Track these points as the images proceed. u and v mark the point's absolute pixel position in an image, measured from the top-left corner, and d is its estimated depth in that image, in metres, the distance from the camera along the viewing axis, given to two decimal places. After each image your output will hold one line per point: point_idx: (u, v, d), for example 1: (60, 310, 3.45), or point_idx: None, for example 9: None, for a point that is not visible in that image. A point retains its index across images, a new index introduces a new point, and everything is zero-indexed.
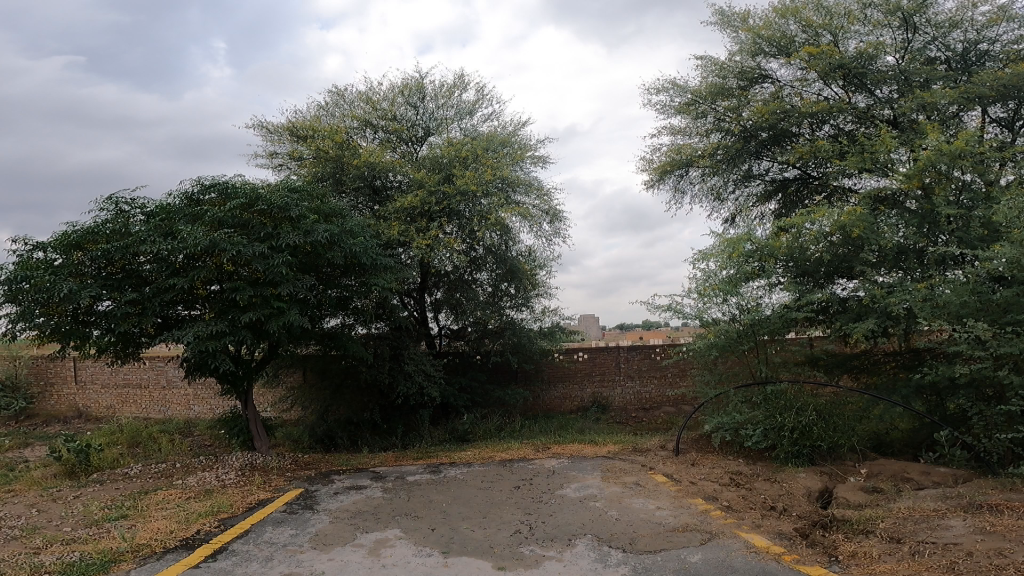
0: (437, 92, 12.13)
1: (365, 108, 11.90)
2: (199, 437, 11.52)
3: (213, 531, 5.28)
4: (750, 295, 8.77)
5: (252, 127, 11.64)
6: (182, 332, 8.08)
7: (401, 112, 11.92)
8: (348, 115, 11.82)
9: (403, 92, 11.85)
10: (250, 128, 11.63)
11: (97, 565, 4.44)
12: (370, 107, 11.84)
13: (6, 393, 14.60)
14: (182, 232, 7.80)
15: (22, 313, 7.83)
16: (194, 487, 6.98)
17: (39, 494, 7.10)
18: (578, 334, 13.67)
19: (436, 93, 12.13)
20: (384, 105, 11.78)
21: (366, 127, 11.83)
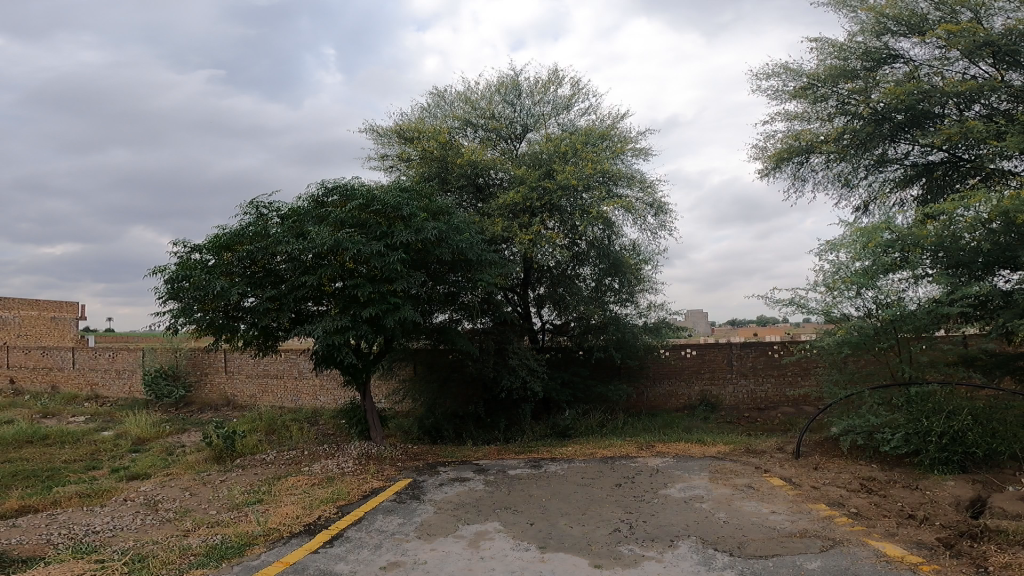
0: (532, 88, 12.16)
1: (465, 108, 12.20)
2: (326, 426, 12.27)
3: (332, 518, 5.62)
4: (891, 288, 8.10)
5: (364, 132, 12.25)
6: (311, 327, 8.67)
7: (500, 110, 12.09)
8: (449, 116, 12.16)
9: (500, 90, 12.05)
10: (362, 133, 12.24)
11: (236, 547, 4.84)
12: (470, 106, 12.12)
13: (169, 381, 16.29)
14: (311, 232, 8.38)
15: (183, 309, 8.77)
16: (318, 474, 7.46)
17: (191, 478, 7.87)
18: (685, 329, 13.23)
19: (532, 89, 12.18)
20: (483, 104, 12.04)
21: (466, 126, 12.12)
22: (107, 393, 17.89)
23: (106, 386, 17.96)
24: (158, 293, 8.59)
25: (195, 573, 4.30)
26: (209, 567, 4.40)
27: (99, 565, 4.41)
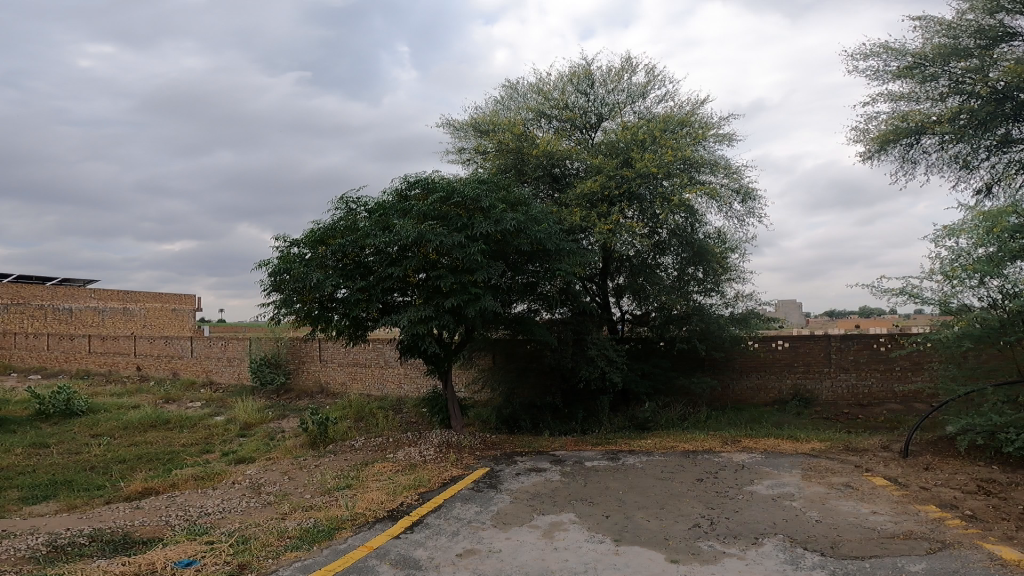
0: (606, 77, 11.94)
1: (538, 99, 12.17)
2: (411, 414, 12.62)
3: (413, 504, 5.80)
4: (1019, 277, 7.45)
5: (441, 126, 12.50)
6: (397, 317, 8.95)
7: (572, 100, 11.96)
8: (523, 107, 12.15)
9: (572, 80, 11.84)
10: (439, 128, 12.49)
11: (326, 530, 5.08)
12: (543, 97, 12.07)
13: (271, 369, 17.29)
14: (396, 225, 8.61)
15: (285, 300, 9.40)
16: (401, 461, 7.72)
17: (289, 463, 8.32)
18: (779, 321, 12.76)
19: (605, 78, 11.95)
20: (555, 94, 11.93)
21: (540, 117, 12.04)
22: (218, 379, 19.17)
23: (218, 372, 19.28)
24: (263, 285, 9.25)
25: (289, 554, 4.53)
26: (302, 550, 4.62)
27: (208, 546, 4.68)
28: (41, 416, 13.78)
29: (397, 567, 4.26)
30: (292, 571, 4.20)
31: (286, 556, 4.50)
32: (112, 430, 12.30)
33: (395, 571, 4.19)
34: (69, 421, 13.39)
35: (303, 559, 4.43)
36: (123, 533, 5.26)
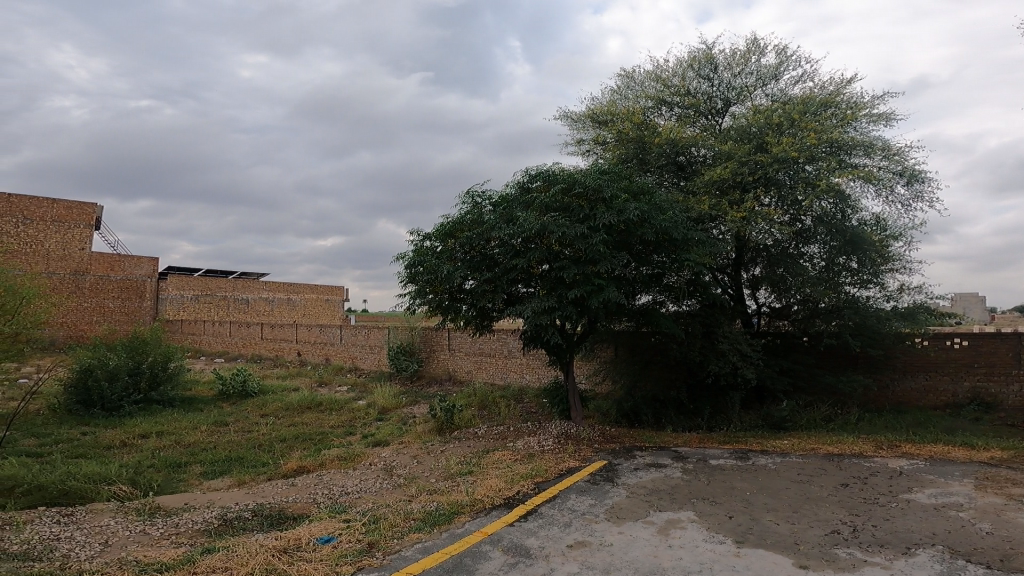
0: (730, 60, 11.42)
1: (656, 87, 11.87)
2: (531, 404, 12.77)
3: (529, 493, 5.90)
4: None
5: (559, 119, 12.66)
6: (522, 307, 9.07)
7: (694, 86, 11.55)
8: (642, 96, 11.88)
9: (693, 65, 11.48)
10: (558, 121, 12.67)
11: (446, 514, 5.28)
12: (662, 85, 11.77)
13: (406, 356, 18.26)
14: (519, 218, 8.72)
15: (419, 291, 9.92)
16: (520, 450, 7.87)
17: (419, 447, 8.75)
18: (956, 317, 11.32)
19: (729, 61, 11.43)
20: (675, 81, 11.61)
21: (661, 105, 11.73)
22: (363, 366, 20.52)
23: (361, 359, 20.63)
24: (400, 277, 9.83)
25: (412, 536, 4.77)
26: (424, 532, 4.85)
27: (345, 524, 5.04)
28: (223, 397, 15.53)
29: (509, 555, 4.36)
30: (413, 552, 4.43)
31: (409, 537, 4.75)
32: (276, 411, 13.58)
33: (506, 558, 4.30)
34: (244, 402, 14.90)
35: (423, 541, 4.65)
36: (278, 509, 5.79)
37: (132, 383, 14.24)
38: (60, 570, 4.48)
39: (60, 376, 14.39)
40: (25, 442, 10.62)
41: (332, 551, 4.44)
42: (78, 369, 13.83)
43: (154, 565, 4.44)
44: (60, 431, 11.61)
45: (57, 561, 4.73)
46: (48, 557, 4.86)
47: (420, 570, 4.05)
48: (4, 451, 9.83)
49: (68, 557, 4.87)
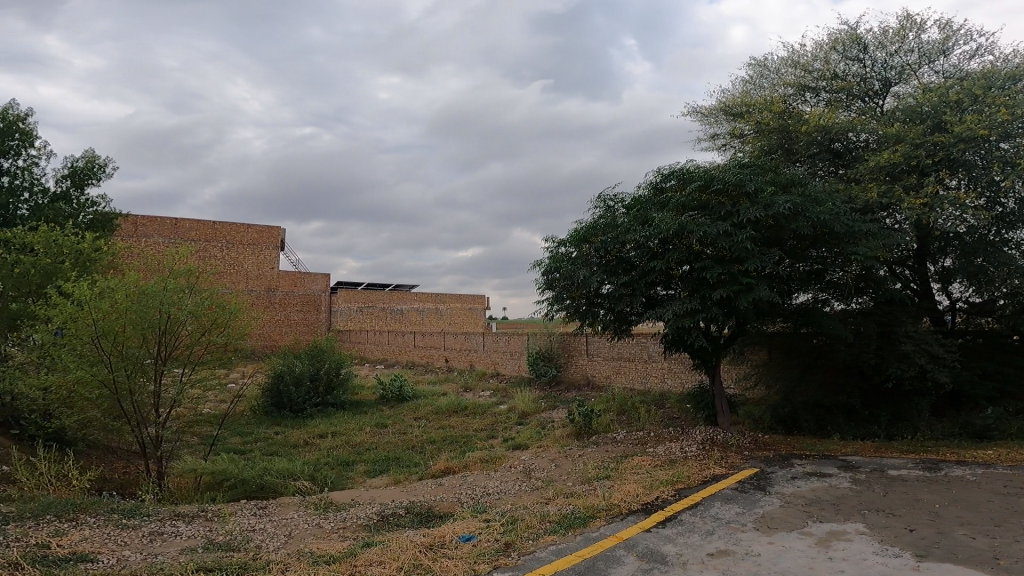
0: (883, 39, 10.44)
1: (795, 74, 11.35)
2: (672, 409, 12.37)
3: (669, 499, 5.73)
4: None
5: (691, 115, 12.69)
6: (662, 310, 8.75)
7: (842, 69, 10.78)
8: (781, 84, 11.32)
9: (836, 47, 10.75)
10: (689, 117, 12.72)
11: (581, 518, 5.25)
12: (802, 71, 11.18)
13: (544, 362, 18.45)
14: (655, 219, 8.48)
15: (556, 297, 10.06)
16: (661, 455, 7.67)
17: (557, 451, 8.80)
18: None
19: (882, 39, 10.45)
20: (816, 66, 11.01)
21: (804, 92, 11.08)
22: (504, 371, 21.01)
23: (503, 364, 21.13)
24: (538, 283, 10.01)
25: (547, 537, 4.81)
26: (558, 534, 4.87)
27: (485, 524, 5.19)
28: (385, 400, 16.63)
29: (643, 560, 4.27)
30: (547, 553, 4.47)
31: (544, 538, 4.79)
32: (427, 414, 14.30)
33: (640, 563, 4.21)
34: (401, 405, 15.82)
35: (558, 543, 4.67)
36: (427, 507, 6.09)
37: (313, 387, 15.66)
38: (250, 559, 5.00)
39: (258, 382, 16.23)
40: (229, 440, 12.09)
41: (472, 549, 4.59)
42: (272, 375, 15.54)
43: (323, 557, 4.83)
44: (257, 431, 13.07)
45: (250, 551, 5.29)
46: (244, 547, 5.45)
47: (553, 571, 4.09)
48: (213, 448, 11.26)
49: (257, 547, 5.43)
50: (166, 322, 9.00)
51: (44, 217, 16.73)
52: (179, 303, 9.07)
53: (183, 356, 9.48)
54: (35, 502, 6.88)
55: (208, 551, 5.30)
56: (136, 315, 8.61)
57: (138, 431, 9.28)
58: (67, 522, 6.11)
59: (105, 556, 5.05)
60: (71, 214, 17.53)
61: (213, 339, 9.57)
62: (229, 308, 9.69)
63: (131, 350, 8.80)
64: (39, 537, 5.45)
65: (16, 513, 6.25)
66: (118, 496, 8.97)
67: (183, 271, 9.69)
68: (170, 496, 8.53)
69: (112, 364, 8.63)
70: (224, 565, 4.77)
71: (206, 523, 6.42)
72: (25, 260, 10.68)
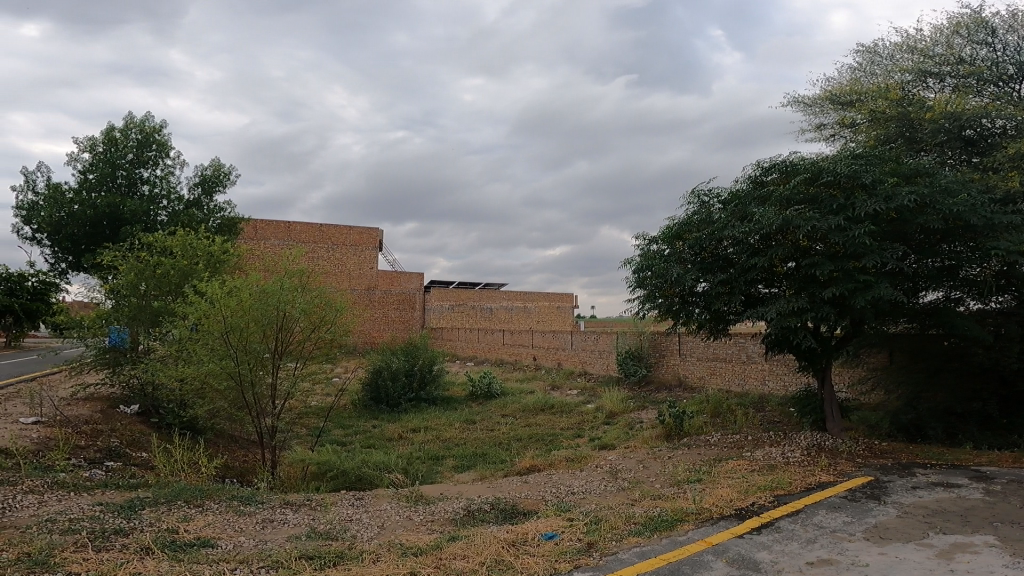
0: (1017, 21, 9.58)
1: (912, 60, 10.54)
2: (772, 412, 11.74)
3: (767, 506, 5.42)
4: None
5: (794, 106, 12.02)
6: (764, 309, 8.34)
7: (968, 53, 9.99)
8: (897, 70, 10.46)
9: (959, 31, 9.99)
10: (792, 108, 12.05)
11: (668, 521, 5.05)
12: (921, 56, 10.36)
13: (634, 361, 18.05)
14: (756, 214, 8.07)
15: (648, 295, 9.74)
16: (760, 460, 7.29)
17: (646, 452, 8.56)
18: None
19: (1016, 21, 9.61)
20: (937, 50, 10.20)
21: (925, 78, 10.24)
22: (593, 370, 20.77)
23: (591, 363, 20.88)
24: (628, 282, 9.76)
25: (631, 539, 4.66)
26: (643, 536, 4.71)
27: (568, 522, 5.10)
28: (473, 397, 16.83)
29: (733, 566, 4.05)
30: (630, 555, 4.33)
31: (628, 540, 4.65)
32: (515, 411, 14.35)
33: (730, 569, 4.00)
34: (489, 402, 15.97)
35: (642, 545, 4.52)
36: (511, 503, 6.07)
37: (407, 383, 16.10)
38: (346, 548, 5.15)
39: (359, 377, 16.88)
40: (333, 432, 12.64)
41: (554, 547, 4.52)
42: (370, 371, 16.12)
43: (411, 549, 4.90)
44: (357, 424, 13.59)
45: (345, 541, 5.45)
46: (342, 536, 5.64)
47: None
48: (320, 439, 11.85)
49: (354, 537, 5.60)
50: (281, 319, 9.50)
51: (181, 222, 18.24)
52: (293, 301, 9.54)
53: (296, 351, 10.00)
54: (167, 488, 7.45)
55: (310, 539, 5.52)
56: (258, 313, 9.15)
57: (257, 422, 9.91)
58: (193, 507, 6.56)
59: (223, 542, 5.36)
60: (203, 219, 18.96)
61: (322, 334, 10.10)
62: (335, 305, 10.19)
63: (253, 345, 9.36)
64: (169, 521, 5.87)
65: (152, 498, 6.78)
66: (235, 482, 9.59)
67: (297, 270, 10.20)
68: (282, 485, 8.80)
69: (237, 358, 9.23)
70: (323, 553, 4.93)
71: (310, 512, 6.70)
72: (165, 260, 11.47)
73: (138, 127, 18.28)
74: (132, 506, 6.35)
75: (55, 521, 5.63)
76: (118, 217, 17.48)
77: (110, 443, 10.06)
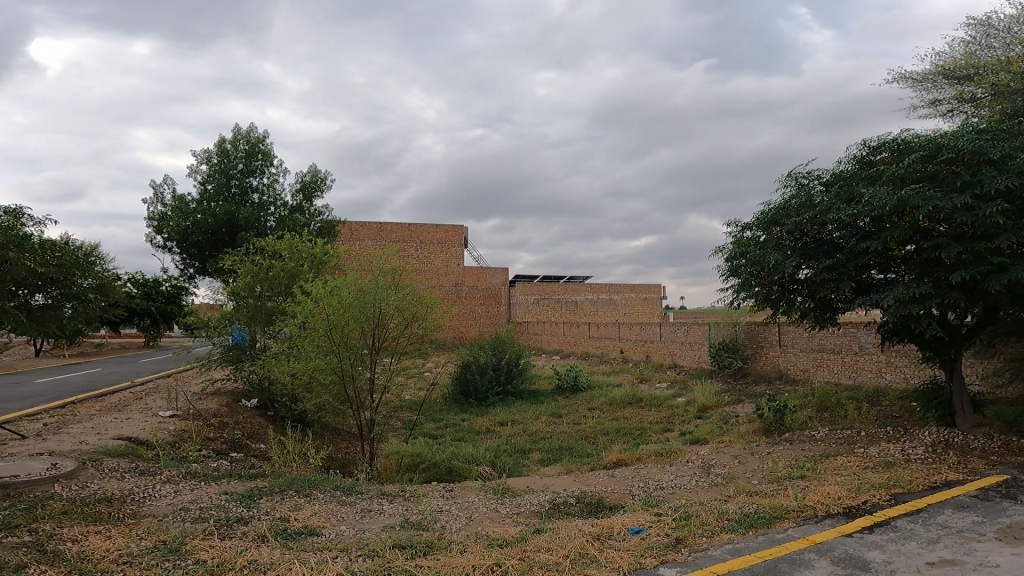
0: None
1: None
2: (890, 407, 10.59)
3: (881, 504, 5.01)
4: None
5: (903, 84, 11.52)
6: (880, 296, 7.65)
7: None
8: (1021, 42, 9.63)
9: None
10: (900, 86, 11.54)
11: (766, 518, 4.74)
12: None
13: (730, 353, 17.31)
14: (866, 194, 7.50)
15: (742, 284, 9.29)
16: (875, 457, 6.76)
17: (743, 447, 8.16)
18: None
19: None
20: None
21: None
22: (683, 362, 20.14)
23: (682, 356, 20.25)
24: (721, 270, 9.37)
25: (723, 535, 4.41)
26: (737, 533, 4.44)
27: (657, 517, 4.90)
28: (560, 391, 16.71)
29: (839, 565, 3.75)
30: (722, 552, 4.09)
31: (720, 537, 4.40)
32: (602, 405, 14.12)
33: (835, 568, 3.70)
34: (576, 396, 15.80)
35: (736, 542, 4.26)
36: (597, 497, 5.91)
37: (494, 376, 16.20)
38: (436, 538, 5.18)
39: (448, 370, 17.13)
40: (425, 425, 12.90)
41: (640, 542, 4.34)
42: (459, 365, 16.35)
43: (497, 541, 4.86)
44: (448, 417, 13.82)
45: (434, 532, 5.48)
46: (432, 527, 5.68)
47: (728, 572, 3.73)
48: (414, 432, 12.14)
49: (443, 528, 5.62)
50: (378, 316, 9.74)
51: (286, 227, 19.22)
52: (388, 297, 9.73)
53: (392, 345, 10.12)
54: (281, 478, 7.83)
55: (403, 529, 5.59)
56: (355, 310, 9.51)
57: (357, 415, 10.34)
58: (302, 496, 6.84)
59: (328, 532, 5.53)
60: (306, 223, 19.89)
61: (415, 329, 10.12)
62: (426, 300, 10.19)
63: (354, 341, 9.78)
64: (281, 511, 6.13)
65: (268, 488, 7.14)
66: (338, 473, 9.96)
67: (390, 269, 10.15)
68: (378, 475, 9.00)
69: (339, 353, 9.72)
70: (414, 543, 4.96)
71: (403, 502, 6.81)
72: (276, 263, 12.14)
73: (246, 138, 19.42)
74: (251, 496, 6.68)
75: (186, 510, 5.99)
76: (234, 224, 18.66)
77: (234, 435, 10.69)
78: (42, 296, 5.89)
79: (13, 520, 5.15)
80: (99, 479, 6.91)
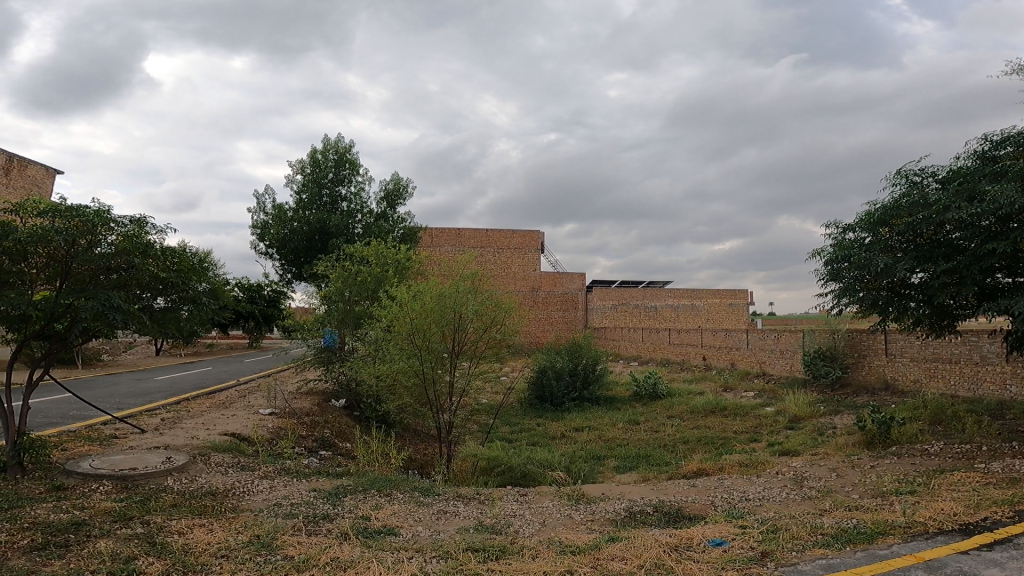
0: None
1: None
2: (1017, 421, 9.52)
3: (1004, 522, 4.54)
4: None
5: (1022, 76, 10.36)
6: (1008, 302, 7.00)
7: None
8: None
9: None
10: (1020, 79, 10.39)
11: (867, 534, 4.38)
12: None
13: (826, 362, 16.41)
14: (990, 192, 6.90)
15: (845, 289, 8.85)
16: (997, 473, 6.17)
17: (841, 460, 7.65)
18: None
19: None
20: None
21: None
22: (773, 370, 19.28)
23: (771, 364, 19.38)
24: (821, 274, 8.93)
25: (816, 550, 4.11)
26: (832, 549, 4.13)
27: (741, 530, 4.63)
28: (638, 398, 16.35)
29: None
30: (815, 567, 3.81)
31: (812, 551, 4.09)
32: (682, 413, 13.70)
33: None
34: (655, 404, 15.40)
35: (830, 558, 3.96)
36: (676, 507, 5.67)
37: (571, 382, 16.04)
38: (508, 542, 5.09)
39: (526, 374, 17.08)
40: (501, 429, 12.90)
41: (721, 554, 4.10)
42: (536, 370, 16.27)
43: (570, 547, 4.73)
44: (524, 421, 13.79)
45: (508, 536, 5.41)
46: (507, 531, 5.61)
47: None
48: (491, 435, 12.19)
49: (517, 532, 5.55)
50: (457, 320, 9.79)
51: (373, 234, 19.82)
52: (467, 303, 9.75)
53: (470, 350, 10.19)
54: (365, 476, 8.01)
55: (477, 532, 5.55)
56: (437, 315, 9.59)
57: (437, 416, 10.39)
58: (384, 496, 6.93)
59: (405, 531, 5.56)
60: (390, 230, 20.44)
61: (493, 334, 10.16)
62: (504, 305, 10.17)
63: (434, 344, 9.86)
64: (364, 509, 6.24)
65: (352, 486, 7.30)
66: (418, 474, 10.09)
67: (469, 274, 10.11)
68: (456, 477, 9.02)
69: (421, 356, 9.81)
70: (486, 547, 4.89)
71: (479, 505, 6.78)
72: (364, 268, 12.48)
73: (335, 148, 20.16)
74: (337, 494, 6.84)
75: (279, 505, 6.19)
76: (327, 231, 19.39)
77: (324, 433, 11.03)
78: (164, 299, 6.83)
79: (126, 511, 5.48)
80: (205, 473, 7.26)
